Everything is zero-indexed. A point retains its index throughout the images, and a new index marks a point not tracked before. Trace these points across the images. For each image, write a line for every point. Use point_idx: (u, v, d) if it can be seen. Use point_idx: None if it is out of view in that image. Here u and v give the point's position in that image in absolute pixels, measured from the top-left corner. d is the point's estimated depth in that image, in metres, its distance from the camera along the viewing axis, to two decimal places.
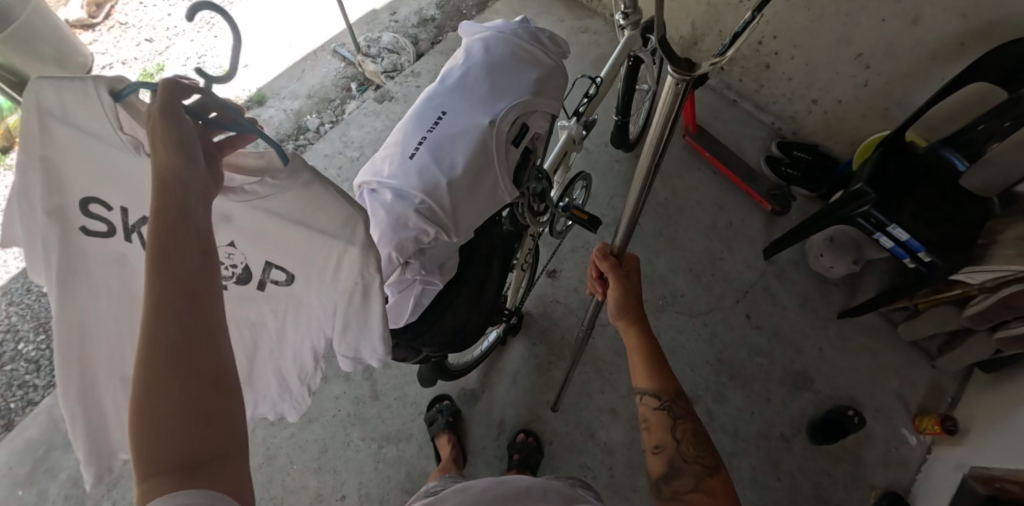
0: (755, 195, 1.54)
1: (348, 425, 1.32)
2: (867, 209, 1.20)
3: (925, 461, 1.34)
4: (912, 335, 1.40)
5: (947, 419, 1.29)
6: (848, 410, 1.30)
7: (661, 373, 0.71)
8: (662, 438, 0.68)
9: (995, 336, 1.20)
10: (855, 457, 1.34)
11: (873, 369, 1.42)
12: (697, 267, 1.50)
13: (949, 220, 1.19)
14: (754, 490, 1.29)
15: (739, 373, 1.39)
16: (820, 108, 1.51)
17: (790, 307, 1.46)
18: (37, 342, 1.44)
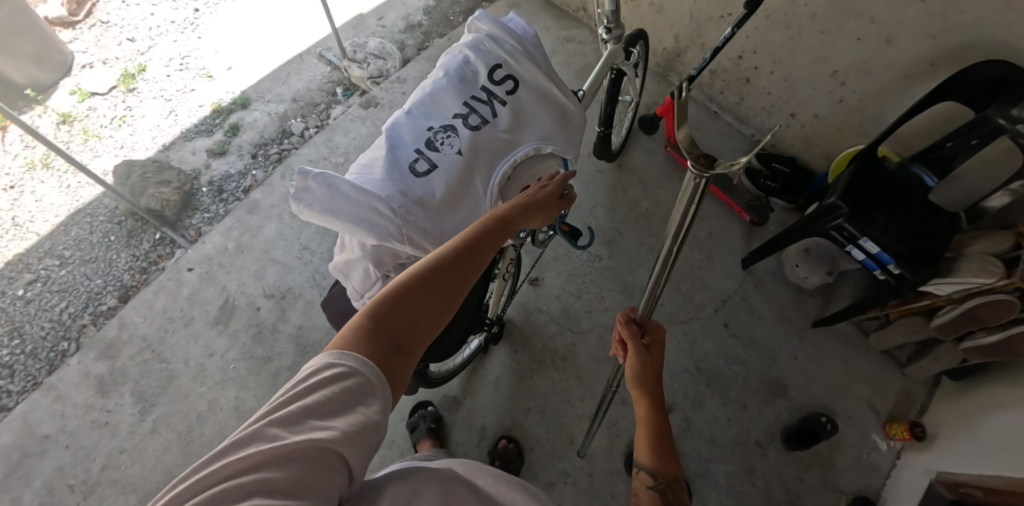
0: (734, 206, 1.57)
1: None
2: (840, 222, 1.23)
3: (894, 467, 1.38)
4: (882, 345, 1.44)
5: (916, 425, 1.33)
6: (820, 418, 1.33)
7: (665, 454, 0.59)
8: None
9: (961, 347, 1.24)
10: (827, 463, 1.38)
11: (846, 377, 1.46)
12: (677, 276, 1.52)
13: (917, 235, 1.23)
14: (730, 495, 1.32)
15: (716, 381, 1.42)
16: (798, 122, 1.56)
17: (767, 316, 1.49)
18: (11, 346, 1.42)
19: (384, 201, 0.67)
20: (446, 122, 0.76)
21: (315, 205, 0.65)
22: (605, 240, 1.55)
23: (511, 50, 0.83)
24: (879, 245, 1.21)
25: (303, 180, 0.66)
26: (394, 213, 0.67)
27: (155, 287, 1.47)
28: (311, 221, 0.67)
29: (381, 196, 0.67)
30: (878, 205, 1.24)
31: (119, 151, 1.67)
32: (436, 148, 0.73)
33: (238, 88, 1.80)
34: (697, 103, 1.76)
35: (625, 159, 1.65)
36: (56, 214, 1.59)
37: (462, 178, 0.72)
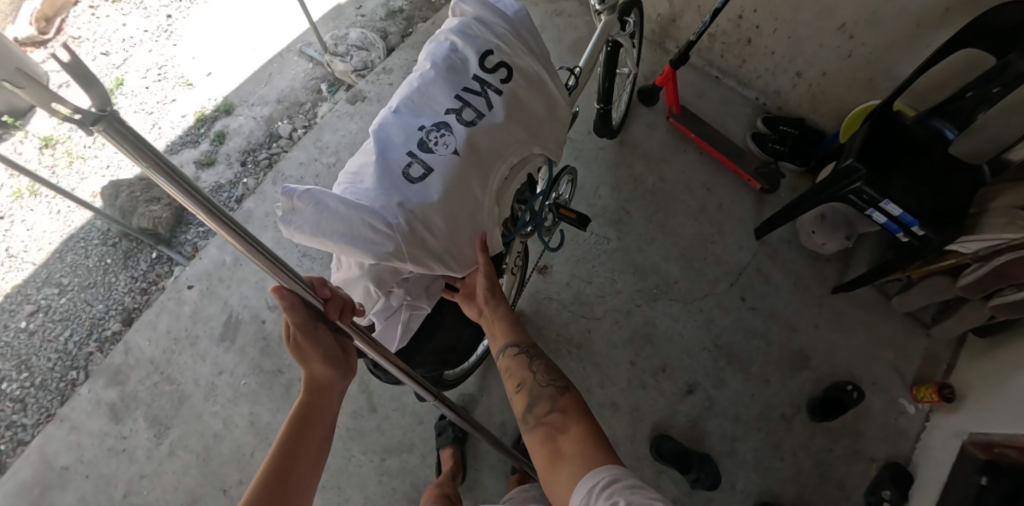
0: (744, 174, 1.51)
1: (347, 440, 1.30)
2: (859, 186, 1.17)
3: (923, 429, 1.36)
4: (906, 307, 1.39)
5: (945, 387, 1.30)
6: (847, 386, 1.32)
7: (512, 325, 0.80)
8: (522, 377, 0.76)
9: (989, 304, 1.20)
10: (855, 431, 1.35)
11: (869, 342, 1.42)
12: (689, 252, 1.47)
13: (939, 194, 1.17)
14: (758, 472, 1.30)
15: (736, 357, 1.38)
16: (804, 81, 1.48)
17: (784, 287, 1.44)
18: (21, 380, 1.40)
19: (380, 216, 0.61)
20: (438, 119, 0.69)
21: (305, 227, 0.59)
22: (612, 221, 1.49)
23: (503, 33, 0.76)
24: (901, 206, 1.15)
25: (287, 199, 0.59)
26: (392, 228, 0.61)
27: (157, 308, 1.44)
28: (305, 243, 0.61)
29: (374, 210, 0.61)
30: (899, 164, 1.18)
31: (105, 171, 1.62)
32: (430, 149, 0.67)
33: (219, 94, 1.74)
34: (697, 69, 1.68)
35: (626, 134, 1.58)
36: (50, 241, 1.56)
37: (463, 181, 0.67)
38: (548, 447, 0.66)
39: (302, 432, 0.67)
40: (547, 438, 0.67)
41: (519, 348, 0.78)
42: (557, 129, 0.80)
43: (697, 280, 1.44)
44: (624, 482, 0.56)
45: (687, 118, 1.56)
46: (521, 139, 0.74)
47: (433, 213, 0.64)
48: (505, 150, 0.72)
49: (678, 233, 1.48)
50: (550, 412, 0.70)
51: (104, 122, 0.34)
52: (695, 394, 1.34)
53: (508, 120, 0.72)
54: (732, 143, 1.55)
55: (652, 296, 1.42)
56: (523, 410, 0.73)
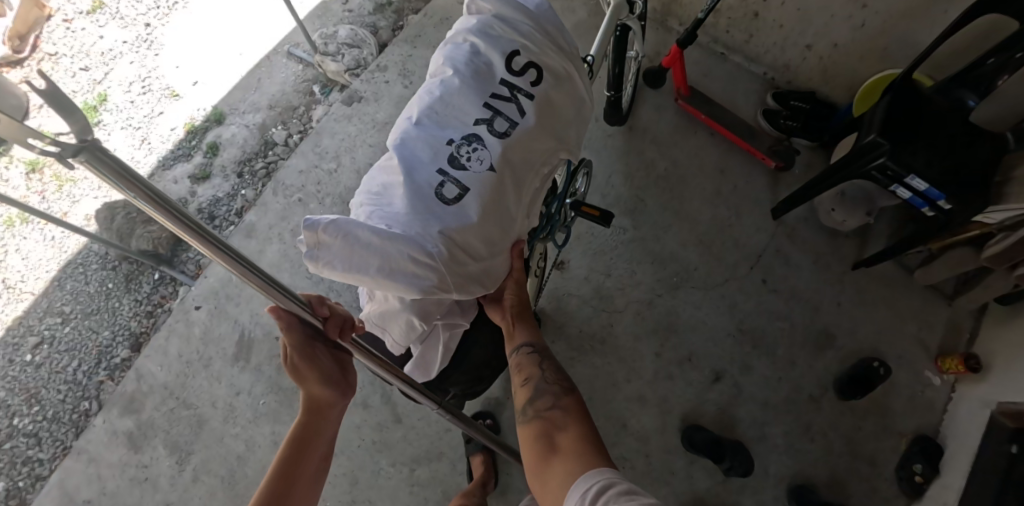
0: (757, 153, 1.47)
1: (374, 453, 1.28)
2: (884, 162, 1.16)
3: (950, 400, 1.35)
4: (929, 280, 1.38)
5: (971, 357, 1.30)
6: (873, 362, 1.31)
7: (529, 324, 0.79)
8: (530, 373, 0.75)
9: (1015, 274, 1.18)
10: (883, 406, 1.35)
11: (892, 316, 1.41)
12: (707, 237, 1.44)
13: (964, 165, 1.14)
14: (790, 454, 1.30)
15: (761, 341, 1.36)
16: (815, 53, 1.44)
17: (805, 266, 1.42)
18: (32, 414, 1.36)
19: (420, 246, 0.61)
20: (468, 131, 0.68)
21: (337, 263, 0.60)
22: (626, 211, 1.46)
23: (528, 32, 0.76)
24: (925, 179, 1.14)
25: (314, 233, 0.60)
26: (432, 256, 0.61)
27: (166, 331, 1.39)
28: (336, 278, 0.63)
29: (412, 239, 0.61)
30: (923, 136, 1.16)
31: (97, 192, 1.56)
32: (463, 165, 0.66)
33: (209, 103, 1.67)
34: (702, 47, 1.63)
35: (634, 119, 1.54)
36: (47, 269, 1.51)
37: (498, 198, 0.67)
38: (544, 443, 0.65)
39: (303, 446, 0.68)
40: (543, 434, 0.66)
41: (533, 348, 0.77)
42: (581, 130, 0.80)
43: (716, 265, 1.41)
44: (618, 488, 0.53)
45: (695, 98, 1.52)
46: (551, 145, 0.74)
47: (471, 234, 0.64)
48: (536, 159, 0.72)
49: (694, 218, 1.45)
50: (552, 408, 0.69)
51: (87, 154, 0.31)
52: (723, 381, 1.32)
53: (539, 128, 0.71)
54: (743, 122, 1.51)
55: (673, 284, 1.39)
56: (525, 403, 0.72)
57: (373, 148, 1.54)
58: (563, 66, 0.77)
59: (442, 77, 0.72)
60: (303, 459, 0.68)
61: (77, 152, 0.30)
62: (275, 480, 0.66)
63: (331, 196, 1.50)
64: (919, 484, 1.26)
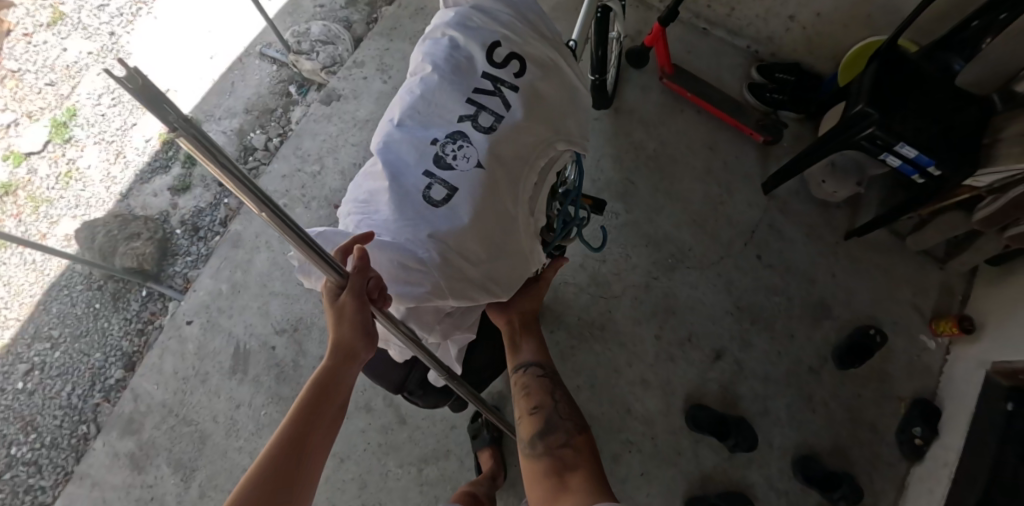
0: (745, 128, 1.46)
1: (381, 456, 1.27)
2: (873, 130, 1.16)
3: (946, 362, 1.37)
4: (921, 245, 1.39)
5: (965, 319, 1.31)
6: (870, 330, 1.32)
7: (541, 349, 0.84)
8: (540, 400, 0.77)
9: (1005, 235, 1.19)
10: (881, 373, 1.36)
11: (886, 284, 1.42)
12: (699, 216, 1.43)
13: (952, 130, 1.14)
14: (793, 426, 1.31)
15: (759, 317, 1.37)
16: (798, 23, 1.42)
17: (798, 239, 1.42)
18: (29, 442, 1.33)
19: (410, 253, 0.60)
20: (452, 129, 0.66)
21: None
22: (618, 195, 1.44)
23: (508, 22, 0.74)
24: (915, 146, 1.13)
25: (308, 249, 0.64)
26: (423, 263, 0.60)
27: (159, 349, 1.37)
28: None
29: (402, 246, 0.60)
30: (911, 102, 1.15)
31: (75, 211, 1.51)
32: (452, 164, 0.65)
33: (183, 112, 1.62)
34: (683, 23, 1.61)
35: (620, 101, 1.52)
36: (31, 294, 1.47)
37: (490, 195, 0.64)
38: (554, 476, 0.65)
39: (326, 397, 0.62)
40: (554, 468, 0.67)
41: (543, 372, 0.81)
42: (579, 119, 0.77)
43: (710, 244, 1.41)
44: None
45: (680, 76, 1.50)
46: (544, 138, 0.71)
47: (466, 237, 0.62)
48: (529, 154, 0.69)
49: (686, 198, 1.44)
50: (563, 445, 0.71)
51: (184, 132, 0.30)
52: (723, 360, 1.33)
53: (527, 121, 0.69)
54: (729, 98, 1.50)
55: (668, 267, 1.39)
56: (533, 433, 0.74)
57: (356, 147, 1.50)
58: (548, 55, 0.75)
59: (422, 75, 0.70)
60: (321, 413, 0.61)
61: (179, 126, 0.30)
62: (294, 432, 0.58)
63: (317, 200, 1.47)
64: (919, 447, 1.29)
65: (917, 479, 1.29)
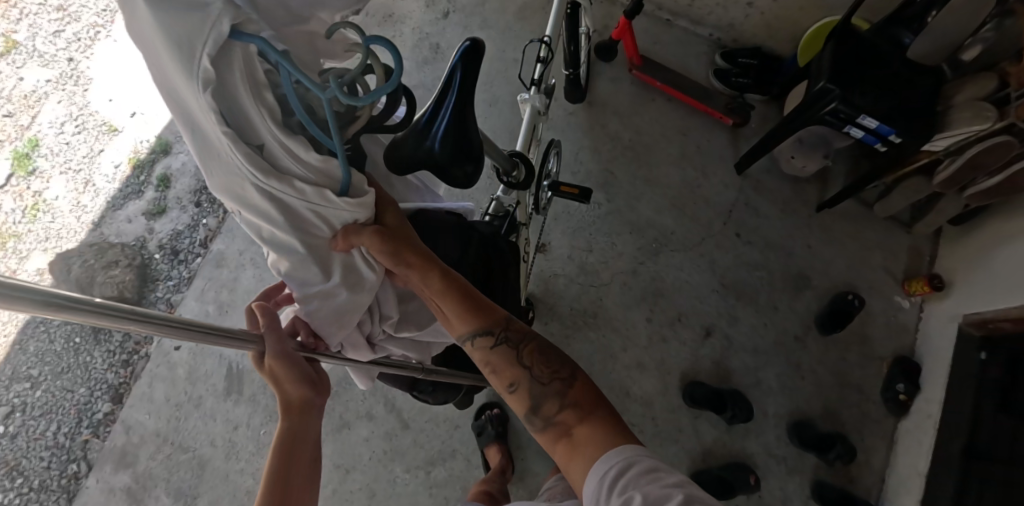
0: (715, 113, 1.51)
1: (388, 462, 1.27)
2: (834, 106, 1.23)
3: (920, 320, 1.46)
4: (888, 211, 1.47)
5: (935, 277, 1.39)
6: (848, 294, 1.38)
7: (473, 312, 0.66)
8: (514, 372, 0.65)
9: (965, 194, 1.32)
10: (862, 335, 1.43)
11: (858, 250, 1.49)
12: (679, 200, 1.47)
13: (910, 99, 1.22)
14: (786, 394, 1.36)
15: (744, 292, 1.41)
16: (757, 9, 1.48)
17: (774, 215, 1.48)
18: (16, 488, 1.27)
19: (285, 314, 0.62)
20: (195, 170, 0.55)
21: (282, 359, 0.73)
22: (599, 185, 1.47)
23: None
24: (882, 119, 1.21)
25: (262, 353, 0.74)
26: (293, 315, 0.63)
27: (148, 378, 1.34)
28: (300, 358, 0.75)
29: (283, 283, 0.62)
30: (874, 74, 1.22)
31: (46, 245, 1.47)
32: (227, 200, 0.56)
33: (152, 134, 1.58)
34: (647, 15, 1.65)
35: (592, 94, 1.55)
36: (3, 334, 1.41)
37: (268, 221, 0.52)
38: (569, 448, 0.59)
39: (296, 460, 0.56)
40: (565, 438, 0.60)
41: (494, 336, 0.65)
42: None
43: (691, 226, 1.45)
44: (639, 465, 0.54)
45: (649, 67, 1.54)
46: (185, 105, 0.41)
47: (279, 260, 0.57)
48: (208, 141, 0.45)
49: (665, 183, 1.48)
50: (562, 409, 0.61)
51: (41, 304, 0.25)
52: (713, 336, 1.37)
53: (176, 108, 0.43)
54: (697, 85, 1.55)
55: (653, 251, 1.42)
56: (526, 412, 0.63)
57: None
58: None
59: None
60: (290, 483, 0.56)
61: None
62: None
63: None
64: (903, 402, 1.36)
65: (904, 433, 1.36)
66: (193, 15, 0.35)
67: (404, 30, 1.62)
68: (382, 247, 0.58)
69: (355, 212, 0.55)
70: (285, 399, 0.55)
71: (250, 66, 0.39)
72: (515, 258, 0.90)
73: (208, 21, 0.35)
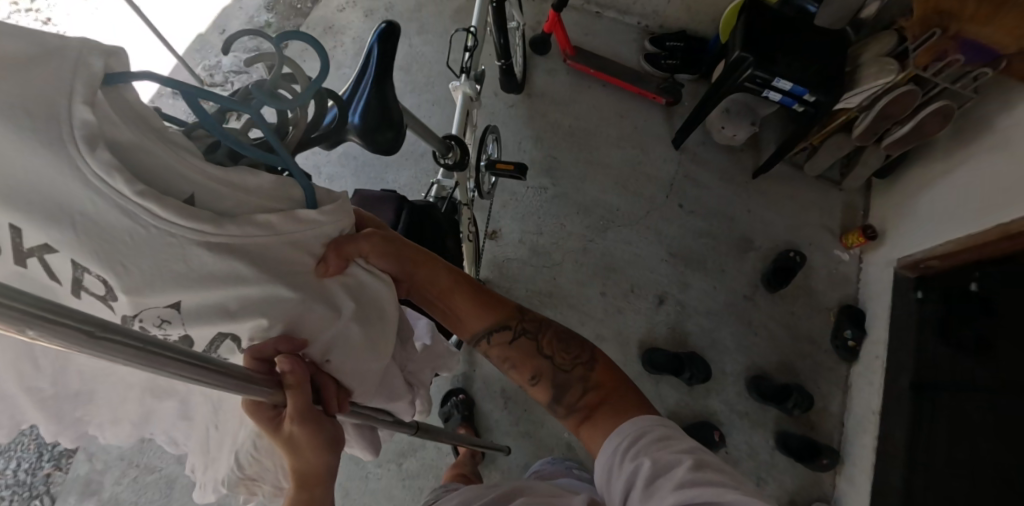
0: (648, 94, 1.59)
1: (359, 458, 1.27)
2: (751, 72, 1.32)
3: (861, 270, 1.56)
4: (817, 171, 1.56)
5: (869, 228, 1.48)
6: (789, 252, 1.45)
7: (489, 308, 0.65)
8: (533, 363, 0.64)
9: (883, 146, 1.42)
10: (806, 289, 1.50)
11: (796, 210, 1.57)
12: (622, 178, 1.53)
13: (820, 60, 1.31)
14: (741, 351, 1.42)
15: (692, 259, 1.47)
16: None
17: (713, 184, 1.55)
18: None
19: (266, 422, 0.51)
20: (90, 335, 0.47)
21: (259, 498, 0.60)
22: (544, 171, 1.53)
23: None
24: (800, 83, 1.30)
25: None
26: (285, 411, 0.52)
27: None
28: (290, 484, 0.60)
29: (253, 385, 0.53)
30: (785, 44, 1.32)
31: None
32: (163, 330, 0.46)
33: None
34: (577, 9, 1.73)
35: (531, 86, 1.61)
36: None
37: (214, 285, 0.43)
38: (594, 429, 0.58)
39: None
40: (587, 419, 0.59)
41: (510, 329, 0.64)
42: (31, 63, 0.36)
43: (635, 201, 1.51)
44: (652, 434, 0.53)
45: (582, 56, 1.61)
46: (71, 191, 0.38)
47: (271, 324, 0.45)
48: (133, 228, 0.39)
49: (607, 164, 1.54)
50: (585, 394, 0.61)
51: None
52: (666, 303, 1.42)
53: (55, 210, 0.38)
54: (629, 69, 1.62)
55: (602, 228, 1.48)
56: (549, 401, 0.63)
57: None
58: None
59: (36, 383, 0.48)
60: None
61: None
62: None
63: None
64: (852, 347, 1.43)
65: (856, 377, 1.44)
66: (64, 74, 0.36)
67: (345, 41, 1.67)
68: (376, 248, 0.53)
69: (336, 218, 0.50)
70: (302, 462, 0.46)
71: (137, 105, 0.40)
72: (453, 233, 0.93)
73: (80, 59, 0.36)
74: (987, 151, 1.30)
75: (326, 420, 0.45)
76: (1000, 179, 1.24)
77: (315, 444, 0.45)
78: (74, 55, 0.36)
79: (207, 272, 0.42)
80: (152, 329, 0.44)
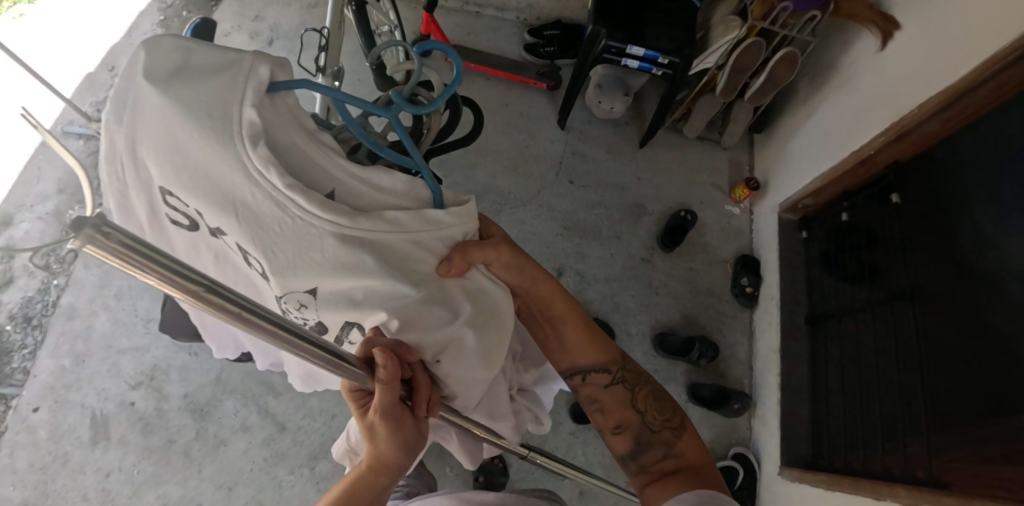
0: (529, 80, 1.66)
1: (269, 468, 1.30)
2: (606, 42, 1.38)
3: (753, 222, 1.66)
4: (695, 131, 1.64)
5: (751, 180, 1.55)
6: (682, 212, 1.51)
7: (601, 348, 0.85)
8: (624, 417, 0.87)
9: (746, 100, 1.54)
10: (698, 245, 1.57)
11: (684, 172, 1.64)
12: (512, 162, 1.58)
13: (668, 24, 1.40)
14: (647, 312, 1.48)
15: (587, 230, 1.52)
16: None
17: (601, 157, 1.61)
18: None
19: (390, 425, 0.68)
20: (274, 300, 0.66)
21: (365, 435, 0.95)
22: (435, 165, 1.57)
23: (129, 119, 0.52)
24: (654, 50, 1.39)
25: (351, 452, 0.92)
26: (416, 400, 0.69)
27: (7, 449, 1.27)
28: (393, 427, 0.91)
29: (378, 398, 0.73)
30: (636, 13, 1.40)
31: None
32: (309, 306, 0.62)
33: None
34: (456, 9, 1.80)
35: None
36: None
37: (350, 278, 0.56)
38: (663, 477, 0.80)
39: None
40: (655, 478, 0.81)
41: (610, 372, 0.85)
42: (204, 71, 0.52)
43: (526, 182, 1.56)
44: (704, 496, 0.72)
45: (463, 53, 1.67)
46: (236, 183, 0.52)
47: (391, 320, 0.59)
48: (280, 216, 0.52)
49: (496, 150, 1.59)
50: (664, 458, 0.83)
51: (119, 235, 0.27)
52: (565, 275, 1.46)
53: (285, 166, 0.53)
54: (510, 60, 1.69)
55: (495, 211, 1.52)
56: (625, 451, 0.86)
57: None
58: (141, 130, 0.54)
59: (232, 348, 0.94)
60: None
61: (75, 227, 0.25)
62: None
63: None
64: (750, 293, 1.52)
65: (758, 322, 1.53)
66: (238, 84, 0.51)
67: None
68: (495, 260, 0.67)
69: (456, 223, 0.60)
70: (376, 444, 0.62)
71: (296, 110, 0.54)
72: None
73: (252, 73, 0.51)
74: (835, 90, 1.45)
75: (410, 424, 0.63)
76: (851, 114, 1.38)
77: (393, 437, 0.61)
78: (249, 64, 0.52)
79: (339, 262, 0.55)
80: (293, 311, 0.64)
